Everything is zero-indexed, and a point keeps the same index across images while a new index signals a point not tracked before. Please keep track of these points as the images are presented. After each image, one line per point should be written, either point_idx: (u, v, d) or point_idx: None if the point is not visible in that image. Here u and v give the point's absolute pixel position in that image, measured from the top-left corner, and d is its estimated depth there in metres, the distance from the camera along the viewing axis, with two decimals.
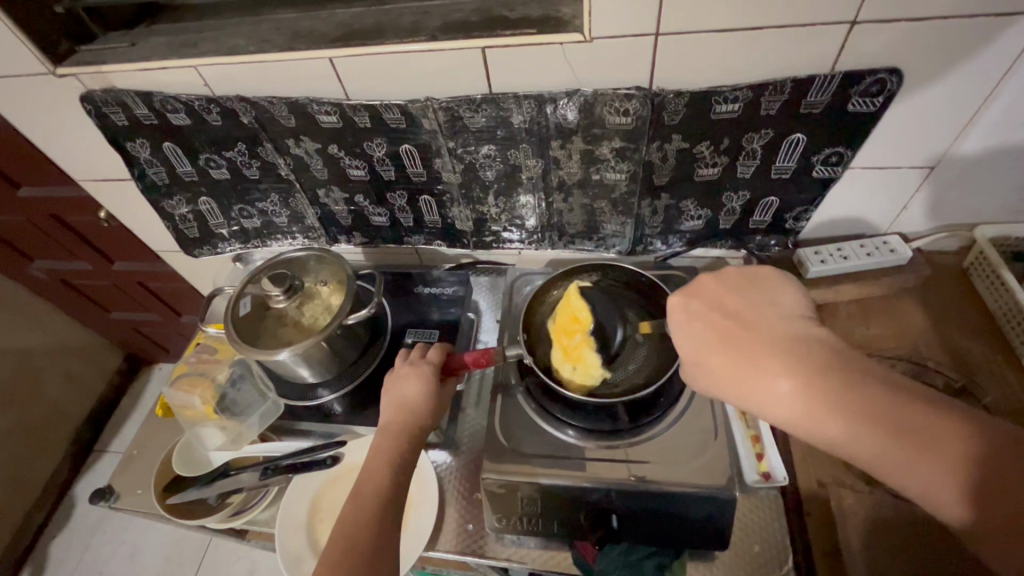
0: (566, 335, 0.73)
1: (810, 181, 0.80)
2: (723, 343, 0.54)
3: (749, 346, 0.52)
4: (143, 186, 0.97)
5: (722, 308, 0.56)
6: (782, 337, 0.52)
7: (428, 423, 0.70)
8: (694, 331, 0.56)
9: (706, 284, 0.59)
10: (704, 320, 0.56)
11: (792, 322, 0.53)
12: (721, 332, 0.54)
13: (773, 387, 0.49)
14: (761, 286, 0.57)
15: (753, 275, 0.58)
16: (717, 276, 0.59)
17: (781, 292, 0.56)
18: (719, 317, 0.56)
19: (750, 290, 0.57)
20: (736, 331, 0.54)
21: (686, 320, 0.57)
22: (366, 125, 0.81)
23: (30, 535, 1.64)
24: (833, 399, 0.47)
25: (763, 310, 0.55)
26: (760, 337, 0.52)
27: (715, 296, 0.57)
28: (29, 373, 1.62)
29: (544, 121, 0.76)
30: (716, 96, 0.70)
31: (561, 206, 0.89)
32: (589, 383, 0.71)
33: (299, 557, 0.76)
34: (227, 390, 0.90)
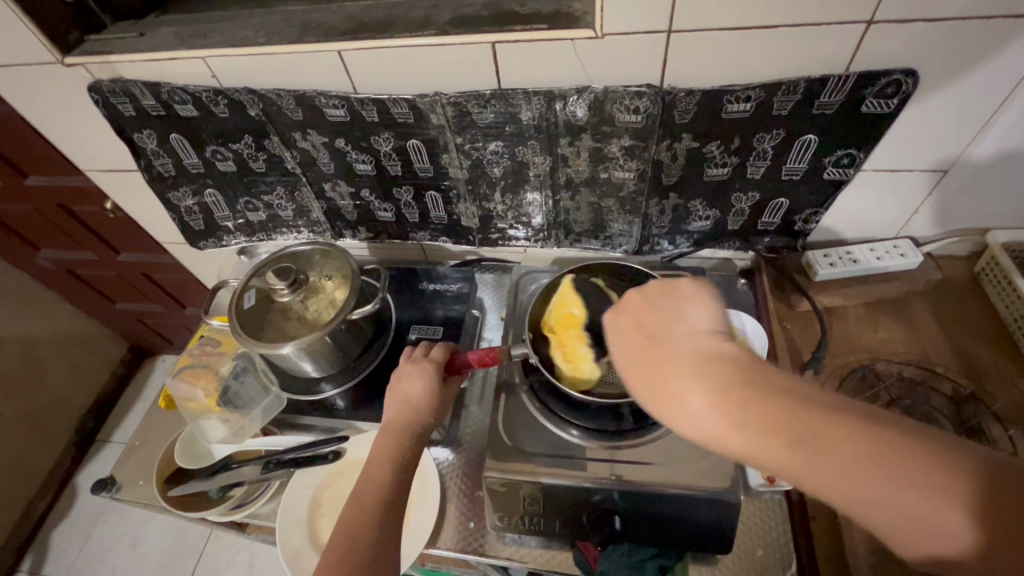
0: (562, 329, 0.74)
1: (821, 183, 0.79)
2: (645, 365, 0.45)
3: (665, 367, 0.43)
4: (149, 177, 0.96)
5: (642, 324, 0.48)
6: (702, 354, 0.43)
7: (431, 421, 0.70)
8: (620, 352, 0.48)
9: (628, 301, 0.50)
10: (627, 339, 0.48)
11: (716, 338, 0.44)
12: (642, 351, 0.46)
13: (698, 413, 0.41)
14: (682, 298, 0.48)
15: (673, 286, 0.49)
16: (639, 289, 0.50)
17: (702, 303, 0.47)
18: (641, 334, 0.47)
19: (672, 305, 0.47)
20: (654, 351, 0.45)
21: (615, 339, 0.49)
22: (373, 119, 0.80)
23: (31, 523, 1.65)
24: (768, 420, 0.38)
25: (684, 332, 0.45)
26: (678, 357, 0.43)
27: (636, 312, 0.49)
28: (34, 362, 1.63)
29: (552, 118, 0.75)
30: (728, 96, 0.69)
31: (568, 204, 0.88)
32: (586, 377, 0.70)
33: (300, 552, 0.77)
34: (230, 382, 0.89)
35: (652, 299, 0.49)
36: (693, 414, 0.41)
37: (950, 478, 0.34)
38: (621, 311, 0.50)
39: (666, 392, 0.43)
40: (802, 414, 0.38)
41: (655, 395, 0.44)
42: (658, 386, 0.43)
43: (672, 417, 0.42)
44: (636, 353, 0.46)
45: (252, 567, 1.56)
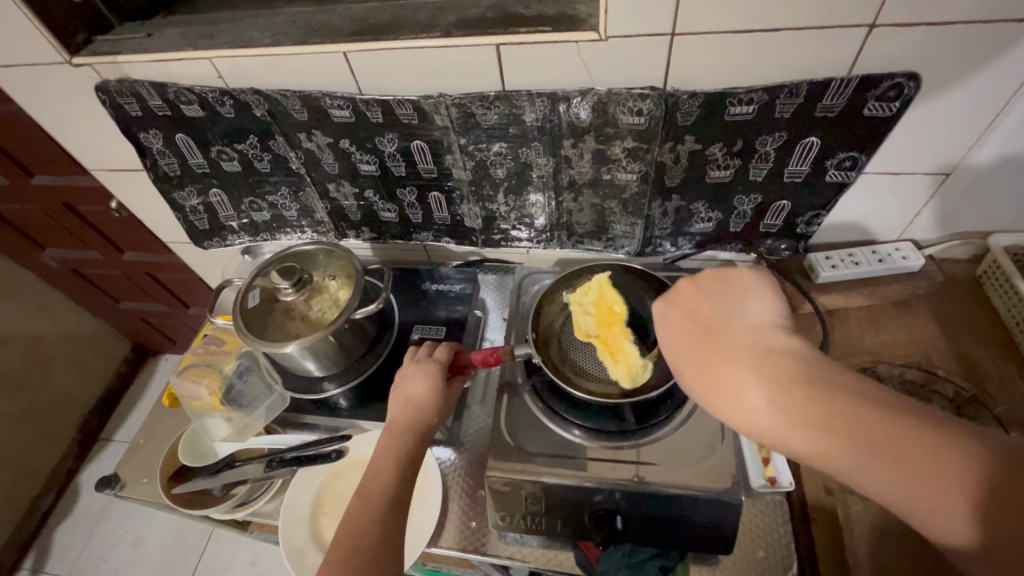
0: (606, 327, 0.75)
1: (823, 185, 0.79)
2: (701, 353, 0.49)
3: (720, 354, 0.48)
4: (155, 177, 0.97)
5: (701, 314, 0.52)
6: (758, 344, 0.47)
7: (435, 421, 0.70)
8: (675, 340, 0.52)
9: (684, 290, 0.54)
10: (683, 327, 0.52)
11: (770, 328, 0.48)
12: (701, 339, 0.50)
13: (750, 399, 0.45)
14: (739, 289, 0.52)
15: (731, 278, 0.53)
16: (694, 280, 0.54)
17: (758, 295, 0.51)
18: (699, 323, 0.51)
19: (726, 296, 0.52)
20: (712, 340, 0.49)
21: (671, 328, 0.53)
22: (378, 120, 0.81)
23: (34, 521, 1.65)
24: (807, 411, 0.42)
25: (735, 321, 0.49)
26: (735, 345, 0.48)
27: (693, 301, 0.53)
28: (38, 360, 1.64)
29: (557, 120, 0.76)
30: (731, 98, 0.69)
31: (571, 205, 0.89)
32: (635, 374, 0.70)
33: (303, 550, 0.78)
34: (233, 381, 0.90)
35: (710, 288, 0.53)
36: (742, 401, 0.45)
37: (965, 478, 0.38)
38: (677, 299, 0.54)
39: (720, 379, 0.47)
40: (838, 407, 0.42)
41: (706, 381, 0.48)
42: (711, 374, 0.47)
43: (721, 403, 0.46)
44: (693, 341, 0.50)
45: (254, 565, 1.56)
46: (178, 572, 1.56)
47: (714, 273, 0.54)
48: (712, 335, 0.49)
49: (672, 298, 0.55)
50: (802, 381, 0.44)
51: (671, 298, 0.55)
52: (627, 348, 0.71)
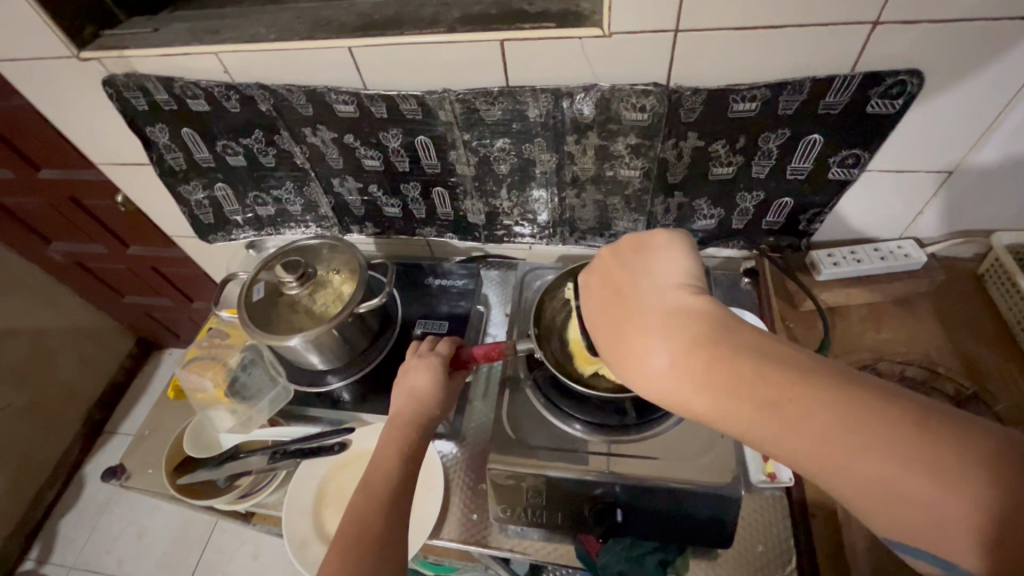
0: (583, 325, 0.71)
1: (826, 183, 0.79)
2: (614, 321, 0.47)
3: (631, 319, 0.46)
4: (161, 171, 0.98)
5: (615, 283, 0.50)
6: (660, 302, 0.45)
7: (437, 413, 0.71)
8: (595, 312, 0.50)
9: (604, 261, 0.53)
10: (601, 300, 0.50)
11: (675, 285, 0.46)
12: (613, 307, 0.48)
13: (653, 359, 0.42)
14: (649, 253, 0.50)
15: (647, 244, 0.51)
16: (614, 249, 0.53)
17: (668, 257, 0.49)
18: (614, 291, 0.49)
19: (641, 261, 0.50)
20: (622, 306, 0.47)
21: (592, 301, 0.51)
22: (382, 116, 0.81)
23: (40, 512, 1.67)
24: (732, 387, 0.39)
25: (646, 285, 0.47)
26: (640, 308, 0.46)
27: (611, 272, 0.51)
28: (44, 353, 1.65)
29: (559, 116, 0.76)
30: (734, 95, 0.70)
31: (574, 201, 0.89)
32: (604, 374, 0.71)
33: (306, 540, 0.79)
34: (237, 374, 0.91)
35: (626, 257, 0.51)
36: (649, 363, 0.42)
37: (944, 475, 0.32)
38: (599, 273, 0.53)
39: (629, 343, 0.45)
40: (781, 389, 0.37)
41: (619, 349, 0.45)
42: (623, 341, 0.45)
43: (633, 369, 0.44)
44: (607, 310, 0.49)
45: (257, 558, 1.58)
46: (181, 564, 1.58)
47: (632, 242, 0.53)
48: (624, 300, 0.48)
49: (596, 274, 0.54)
50: (703, 332, 0.41)
51: (594, 272, 0.54)
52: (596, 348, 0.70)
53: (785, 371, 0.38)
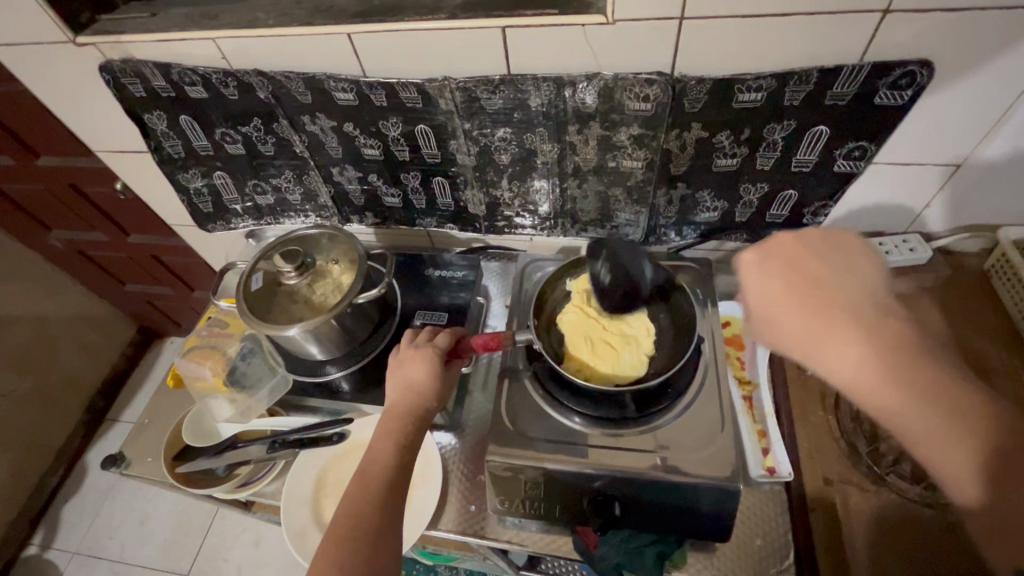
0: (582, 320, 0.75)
1: (831, 176, 0.78)
2: (789, 307, 0.52)
3: (831, 308, 0.50)
4: (159, 159, 0.97)
5: (785, 268, 0.53)
6: (870, 305, 0.50)
7: (433, 403, 0.70)
8: (763, 292, 0.54)
9: (784, 242, 0.55)
10: (774, 285, 0.53)
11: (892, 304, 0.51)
12: (792, 296, 0.52)
13: (835, 348, 0.48)
14: (844, 255, 0.54)
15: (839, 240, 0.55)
16: (799, 236, 0.55)
17: (870, 264, 0.54)
18: (771, 274, 0.54)
19: (833, 256, 0.54)
20: (810, 297, 0.51)
21: (753, 279, 0.55)
22: (382, 104, 0.80)
23: (42, 498, 1.68)
24: (921, 381, 0.45)
25: (842, 279, 0.52)
26: (807, 303, 0.51)
27: (789, 258, 0.54)
28: (45, 340, 1.66)
29: (562, 105, 0.75)
30: (740, 85, 0.68)
31: (576, 192, 0.88)
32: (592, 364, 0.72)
33: (304, 530, 0.79)
34: (237, 364, 0.91)
35: (817, 251, 0.54)
36: (825, 347, 0.49)
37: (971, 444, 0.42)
38: (763, 253, 0.55)
39: (810, 329, 0.50)
40: (929, 377, 0.45)
41: (770, 321, 0.53)
42: (772, 318, 0.53)
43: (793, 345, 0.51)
44: (775, 293, 0.53)
45: (258, 546, 1.59)
46: (182, 551, 1.59)
47: (819, 239, 0.55)
48: (823, 295, 0.51)
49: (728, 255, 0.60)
50: (908, 343, 0.47)
51: (761, 251, 0.55)
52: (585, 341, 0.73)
53: (937, 374, 0.46)
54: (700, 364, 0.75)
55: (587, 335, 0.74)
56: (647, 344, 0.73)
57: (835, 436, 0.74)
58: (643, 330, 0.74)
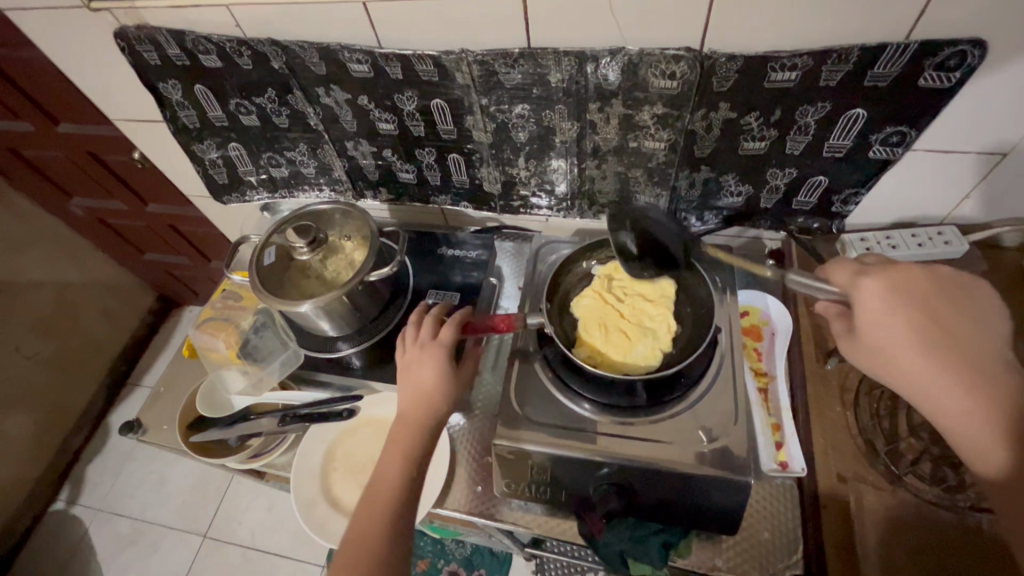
0: (604, 305, 0.73)
1: (865, 162, 0.74)
2: (897, 339, 0.53)
3: (943, 347, 0.52)
4: (174, 129, 0.96)
5: (902, 300, 0.54)
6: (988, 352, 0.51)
7: (442, 405, 0.70)
8: (869, 318, 0.55)
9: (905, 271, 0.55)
10: (884, 311, 0.54)
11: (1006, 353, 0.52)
12: (901, 328, 0.53)
13: (935, 383, 0.51)
14: (966, 297, 0.54)
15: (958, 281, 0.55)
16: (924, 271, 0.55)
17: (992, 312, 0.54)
18: (886, 301, 0.54)
19: (952, 297, 0.54)
20: (920, 336, 0.52)
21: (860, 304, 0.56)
22: (397, 76, 0.78)
23: (68, 457, 1.75)
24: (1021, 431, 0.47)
25: (960, 322, 0.53)
26: (915, 340, 0.52)
27: (907, 291, 0.54)
28: (68, 306, 1.70)
29: (583, 81, 0.72)
30: (773, 63, 0.64)
31: (594, 173, 0.85)
32: (607, 351, 0.70)
33: (313, 502, 0.80)
34: (250, 337, 0.91)
35: (937, 289, 0.54)
36: (923, 380, 0.52)
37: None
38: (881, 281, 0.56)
39: (916, 362, 0.52)
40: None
41: (870, 345, 0.56)
42: (873, 344, 0.56)
43: (894, 370, 0.54)
44: (885, 321, 0.54)
45: (272, 512, 1.64)
46: (200, 513, 1.65)
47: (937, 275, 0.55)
48: (936, 334, 0.52)
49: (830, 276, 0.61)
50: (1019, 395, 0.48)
51: (883, 277, 0.55)
52: (599, 329, 0.71)
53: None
54: (716, 353, 0.73)
55: (602, 321, 0.72)
56: (665, 340, 0.71)
57: (852, 432, 0.72)
58: (664, 325, 0.72)
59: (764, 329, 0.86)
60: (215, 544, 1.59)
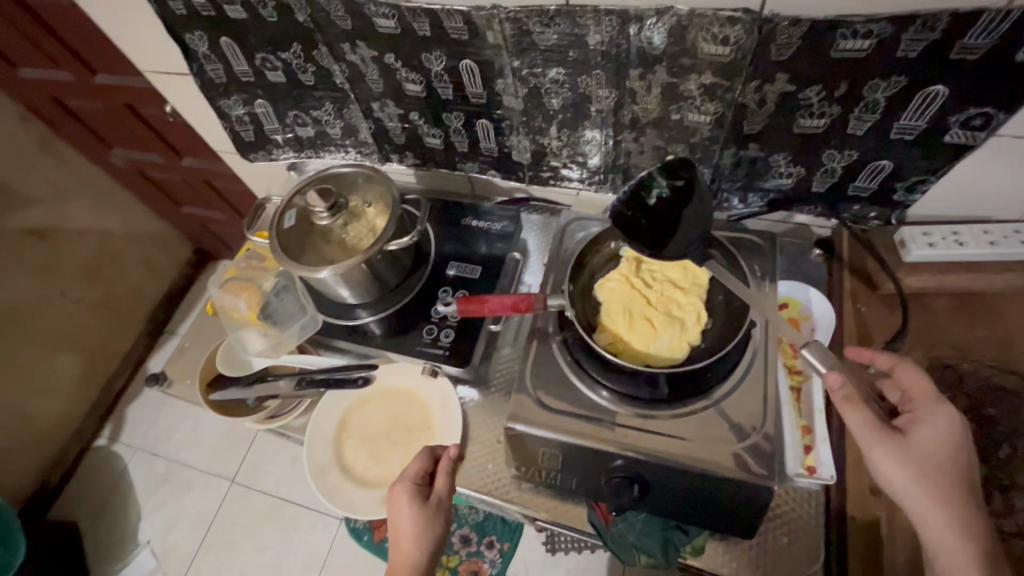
0: (632, 291, 0.69)
1: (939, 147, 0.66)
2: (947, 461, 0.56)
3: (948, 486, 0.55)
4: (201, 83, 0.94)
5: (959, 438, 0.57)
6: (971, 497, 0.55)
7: (421, 553, 0.66)
8: (927, 435, 0.57)
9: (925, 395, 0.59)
10: (923, 447, 0.56)
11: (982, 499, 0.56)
12: (954, 458, 0.56)
13: (948, 506, 0.54)
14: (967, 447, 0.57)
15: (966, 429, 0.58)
16: (944, 416, 0.57)
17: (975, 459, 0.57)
18: (954, 434, 0.57)
19: (958, 442, 0.56)
20: (933, 474, 0.55)
21: (923, 417, 0.58)
22: (426, 34, 0.73)
23: (111, 396, 1.85)
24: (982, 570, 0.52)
25: (959, 462, 0.56)
26: (961, 471, 0.56)
27: (926, 431, 0.57)
28: (109, 255, 1.75)
29: (625, 45, 0.65)
30: (845, 28, 0.56)
31: (630, 146, 0.80)
32: (632, 341, 0.66)
33: (325, 467, 0.82)
34: (270, 299, 0.90)
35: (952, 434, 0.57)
36: (927, 512, 0.55)
37: None
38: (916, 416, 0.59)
39: (949, 484, 0.55)
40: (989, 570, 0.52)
41: (910, 450, 0.56)
42: (912, 452, 0.56)
43: (924, 480, 0.55)
44: (941, 444, 0.56)
45: (295, 463, 1.70)
46: (229, 458, 1.73)
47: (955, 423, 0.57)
48: (942, 475, 0.55)
49: (895, 375, 0.62)
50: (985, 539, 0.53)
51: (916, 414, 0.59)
52: (623, 316, 0.67)
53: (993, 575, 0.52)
54: (749, 347, 0.68)
55: (627, 308, 0.68)
56: (693, 332, 0.66)
57: None
58: (693, 315, 0.67)
59: (803, 323, 0.78)
60: (242, 489, 1.67)
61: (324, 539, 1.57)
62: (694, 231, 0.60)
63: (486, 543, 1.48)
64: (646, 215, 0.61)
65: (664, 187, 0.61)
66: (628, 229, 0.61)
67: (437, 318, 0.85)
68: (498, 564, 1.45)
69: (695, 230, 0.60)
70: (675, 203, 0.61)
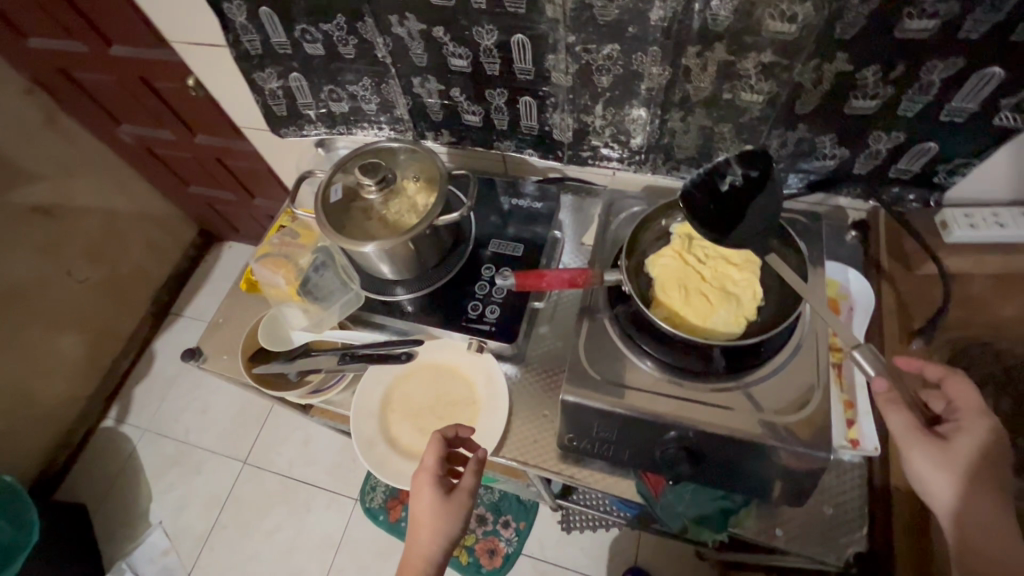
0: (685, 269, 0.70)
1: (986, 130, 0.67)
2: (982, 463, 0.57)
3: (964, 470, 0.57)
4: (236, 54, 0.92)
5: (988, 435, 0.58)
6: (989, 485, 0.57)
7: (436, 543, 0.67)
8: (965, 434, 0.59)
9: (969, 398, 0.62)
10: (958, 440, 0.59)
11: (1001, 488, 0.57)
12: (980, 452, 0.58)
13: (984, 506, 0.56)
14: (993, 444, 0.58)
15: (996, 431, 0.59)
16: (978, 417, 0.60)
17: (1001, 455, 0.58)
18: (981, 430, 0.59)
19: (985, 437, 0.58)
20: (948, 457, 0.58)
21: (961, 418, 0.61)
22: (481, 6, 0.72)
23: (116, 378, 1.83)
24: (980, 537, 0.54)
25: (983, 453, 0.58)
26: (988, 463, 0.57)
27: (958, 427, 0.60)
28: (115, 233, 1.72)
29: (687, 21, 0.66)
30: (911, 8, 0.57)
31: (676, 125, 0.80)
32: (690, 318, 0.67)
33: (371, 440, 0.82)
34: (309, 275, 0.89)
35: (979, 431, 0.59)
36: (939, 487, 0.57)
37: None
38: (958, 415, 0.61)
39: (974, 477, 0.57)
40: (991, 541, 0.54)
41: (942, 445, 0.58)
42: (949, 450, 0.58)
43: (960, 482, 0.57)
44: (979, 449, 0.58)
45: (308, 445, 1.70)
46: (241, 440, 1.72)
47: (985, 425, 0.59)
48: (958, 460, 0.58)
49: (945, 387, 0.64)
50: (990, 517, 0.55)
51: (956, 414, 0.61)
52: (678, 293, 0.68)
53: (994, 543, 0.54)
54: (797, 326, 0.69)
55: (682, 284, 0.69)
56: (749, 307, 0.68)
57: None
58: (748, 292, 0.68)
59: (843, 303, 0.79)
60: (255, 470, 1.67)
61: (339, 519, 1.58)
62: (759, 224, 0.62)
63: (502, 522, 1.50)
64: (716, 200, 0.63)
65: (738, 175, 0.63)
66: (694, 209, 0.63)
67: (481, 293, 0.86)
68: (514, 543, 1.47)
69: (756, 226, 0.62)
70: (748, 192, 0.63)
